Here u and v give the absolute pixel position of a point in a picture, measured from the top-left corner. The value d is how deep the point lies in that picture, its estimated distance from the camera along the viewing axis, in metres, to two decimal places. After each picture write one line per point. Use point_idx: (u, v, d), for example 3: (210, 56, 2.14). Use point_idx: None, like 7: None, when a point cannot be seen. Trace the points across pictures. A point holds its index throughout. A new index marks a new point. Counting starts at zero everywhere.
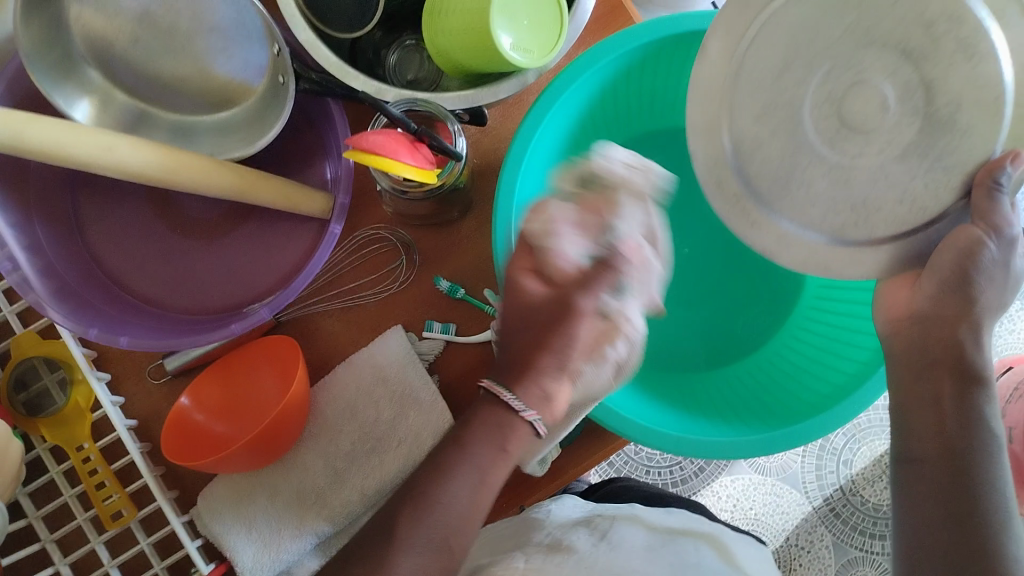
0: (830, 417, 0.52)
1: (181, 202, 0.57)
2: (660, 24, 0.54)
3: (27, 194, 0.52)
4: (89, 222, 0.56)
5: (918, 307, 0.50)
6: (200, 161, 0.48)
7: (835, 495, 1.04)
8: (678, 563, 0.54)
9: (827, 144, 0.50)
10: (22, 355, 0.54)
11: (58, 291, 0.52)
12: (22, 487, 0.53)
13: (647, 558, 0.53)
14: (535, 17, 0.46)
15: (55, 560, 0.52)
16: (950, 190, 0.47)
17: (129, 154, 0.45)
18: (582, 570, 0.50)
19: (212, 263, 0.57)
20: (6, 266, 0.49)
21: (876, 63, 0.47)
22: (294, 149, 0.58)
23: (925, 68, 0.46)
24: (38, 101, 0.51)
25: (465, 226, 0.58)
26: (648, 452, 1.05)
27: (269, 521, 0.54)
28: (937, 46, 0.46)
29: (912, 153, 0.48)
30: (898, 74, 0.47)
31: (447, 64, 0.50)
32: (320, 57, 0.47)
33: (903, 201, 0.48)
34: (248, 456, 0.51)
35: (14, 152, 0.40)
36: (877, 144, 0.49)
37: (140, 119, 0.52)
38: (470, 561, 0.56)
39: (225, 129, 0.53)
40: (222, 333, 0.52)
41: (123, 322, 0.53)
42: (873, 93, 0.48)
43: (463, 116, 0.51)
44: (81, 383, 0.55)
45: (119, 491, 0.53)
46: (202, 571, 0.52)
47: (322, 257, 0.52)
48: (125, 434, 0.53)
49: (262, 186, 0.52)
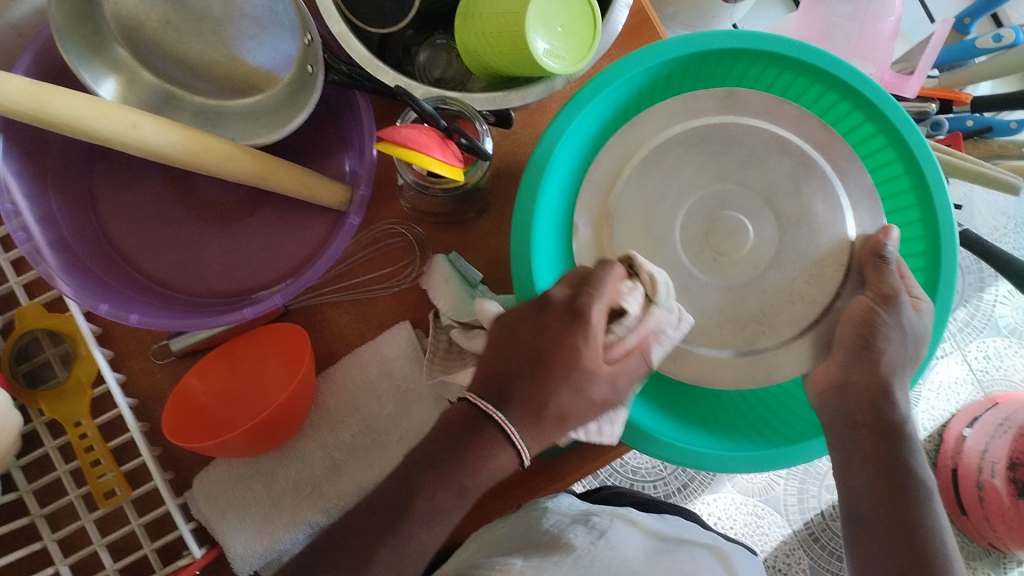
0: (797, 456, 0.53)
1: (198, 185, 0.57)
2: (688, 41, 0.54)
3: (45, 166, 0.52)
4: (103, 199, 0.56)
5: (832, 375, 0.53)
6: (222, 145, 0.48)
7: (814, 520, 1.05)
8: (671, 569, 0.54)
9: (700, 270, 0.57)
10: (26, 327, 0.53)
11: (70, 265, 0.51)
12: (15, 459, 0.52)
13: (642, 561, 0.53)
14: (568, 25, 0.46)
15: (43, 535, 0.51)
16: (829, 282, 0.55)
17: (151, 133, 0.45)
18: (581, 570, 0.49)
19: (225, 247, 0.57)
20: (20, 236, 0.48)
21: (782, 188, 0.57)
22: (315, 142, 0.58)
23: (790, 186, 0.57)
24: (60, 72, 0.51)
25: (478, 227, 0.58)
26: (634, 465, 1.05)
27: (264, 508, 0.54)
28: (809, 176, 0.57)
29: (783, 254, 0.56)
30: (766, 192, 0.57)
31: (476, 65, 0.50)
32: (351, 49, 0.47)
33: (790, 302, 0.56)
34: (250, 443, 0.51)
35: (39, 124, 0.40)
36: (748, 266, 0.57)
37: (166, 100, 0.52)
38: (462, 559, 0.53)
39: (253, 116, 0.53)
40: (234, 317, 0.52)
41: (136, 300, 0.52)
42: (732, 224, 0.57)
43: (490, 117, 0.52)
44: (84, 359, 0.54)
45: (114, 470, 0.52)
46: (194, 555, 0.52)
47: (340, 248, 0.52)
48: (126, 411, 0.52)
49: (284, 174, 0.52)
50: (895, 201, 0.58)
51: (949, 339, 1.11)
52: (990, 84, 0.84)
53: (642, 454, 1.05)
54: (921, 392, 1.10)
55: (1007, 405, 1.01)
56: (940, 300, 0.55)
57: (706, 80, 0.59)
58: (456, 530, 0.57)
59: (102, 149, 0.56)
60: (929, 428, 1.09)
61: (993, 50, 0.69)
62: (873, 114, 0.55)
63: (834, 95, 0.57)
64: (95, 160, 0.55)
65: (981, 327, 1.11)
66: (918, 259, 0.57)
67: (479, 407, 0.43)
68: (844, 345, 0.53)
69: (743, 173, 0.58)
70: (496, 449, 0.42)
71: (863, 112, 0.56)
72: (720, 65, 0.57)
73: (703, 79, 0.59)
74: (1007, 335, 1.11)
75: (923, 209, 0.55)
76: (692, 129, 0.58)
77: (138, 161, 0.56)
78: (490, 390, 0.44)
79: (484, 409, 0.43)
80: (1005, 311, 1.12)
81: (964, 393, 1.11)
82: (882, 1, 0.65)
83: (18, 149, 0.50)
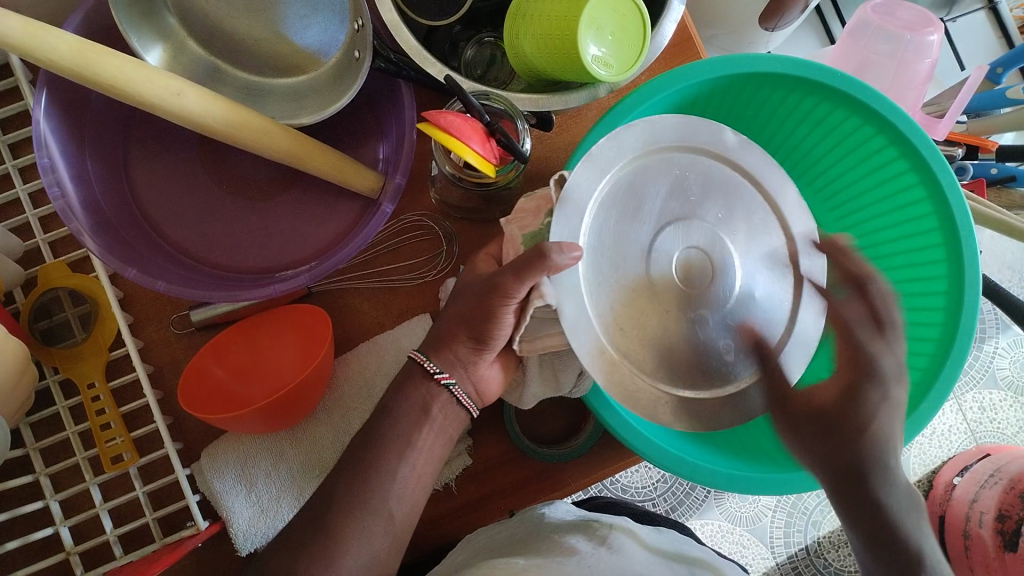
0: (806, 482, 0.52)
1: (232, 159, 0.57)
2: (732, 62, 0.54)
3: (83, 124, 0.52)
4: (135, 164, 0.56)
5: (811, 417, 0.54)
6: (263, 122, 0.49)
7: (799, 554, 1.06)
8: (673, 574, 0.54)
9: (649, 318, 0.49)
10: (49, 285, 0.54)
11: (99, 225, 0.51)
12: (26, 416, 0.52)
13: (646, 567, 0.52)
14: (619, 34, 0.47)
15: (46, 495, 0.51)
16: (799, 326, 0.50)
17: (194, 103, 0.45)
18: (586, 570, 0.48)
19: (253, 224, 0.58)
20: (55, 192, 0.48)
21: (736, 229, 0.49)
22: (352, 128, 0.58)
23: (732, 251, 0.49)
24: (108, 34, 0.51)
25: (505, 226, 0.58)
26: (625, 483, 1.05)
27: (271, 485, 0.53)
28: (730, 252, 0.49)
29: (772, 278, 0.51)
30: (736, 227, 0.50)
31: (523, 67, 0.51)
32: (401, 37, 0.48)
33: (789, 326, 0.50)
34: (263, 420, 0.51)
35: (90, 83, 0.41)
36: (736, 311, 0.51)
37: (211, 73, 0.53)
38: (456, 560, 0.53)
39: (295, 97, 0.54)
40: (259, 292, 0.52)
41: (159, 266, 0.53)
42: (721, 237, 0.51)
43: (531, 118, 0.52)
44: (104, 322, 0.54)
45: (123, 435, 0.52)
46: (198, 526, 0.51)
47: (371, 232, 0.52)
48: (143, 376, 0.53)
49: (320, 156, 0.52)
50: (919, 241, 0.59)
51: None
52: (1013, 136, 0.85)
53: (634, 472, 1.05)
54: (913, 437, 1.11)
55: (1000, 457, 1.01)
56: (958, 342, 0.55)
57: (744, 103, 0.60)
58: (457, 528, 0.57)
59: (140, 115, 0.56)
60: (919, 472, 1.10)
61: (1021, 101, 0.70)
62: (906, 151, 0.56)
63: (870, 129, 0.57)
64: (132, 126, 0.56)
65: (979, 377, 1.12)
66: (937, 299, 0.57)
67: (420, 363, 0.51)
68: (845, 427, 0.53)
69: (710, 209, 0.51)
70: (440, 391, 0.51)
71: (897, 149, 0.57)
72: (760, 88, 0.58)
73: (741, 102, 0.60)
74: (1003, 388, 1.12)
75: (947, 249, 0.56)
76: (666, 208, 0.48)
77: (176, 131, 0.57)
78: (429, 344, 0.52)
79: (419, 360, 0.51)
80: (1004, 363, 1.12)
81: (956, 441, 1.11)
82: (921, 44, 0.65)
83: (59, 107, 0.50)
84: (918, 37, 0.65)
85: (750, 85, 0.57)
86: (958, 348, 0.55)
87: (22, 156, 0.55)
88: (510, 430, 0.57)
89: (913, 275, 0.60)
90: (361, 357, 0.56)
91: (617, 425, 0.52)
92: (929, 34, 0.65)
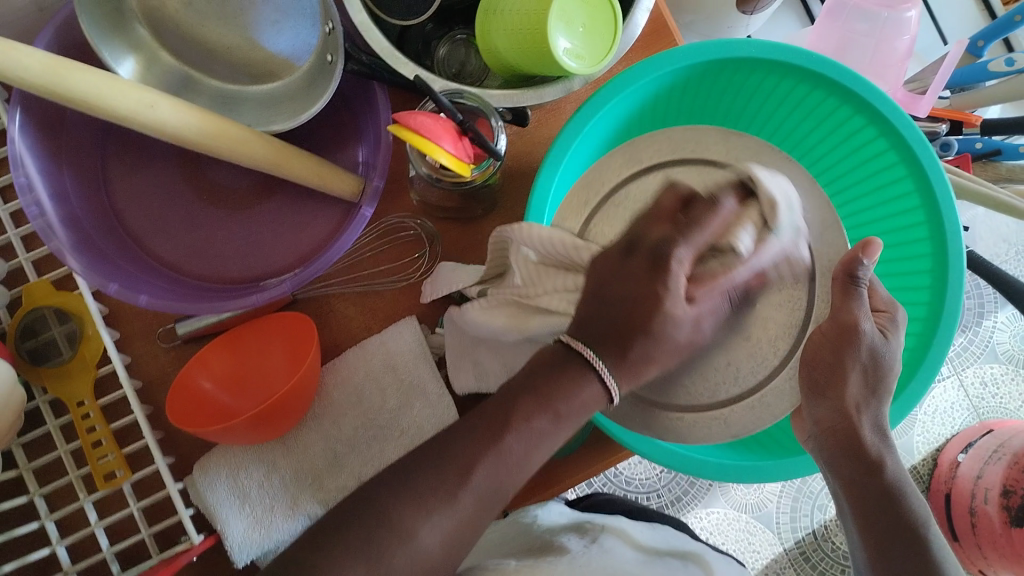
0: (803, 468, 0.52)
1: (211, 170, 0.57)
2: (707, 48, 0.54)
3: (60, 141, 0.52)
4: (115, 179, 0.56)
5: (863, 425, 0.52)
6: (238, 130, 0.48)
7: (806, 539, 1.05)
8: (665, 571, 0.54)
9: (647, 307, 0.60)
10: (33, 304, 0.53)
11: (80, 242, 0.51)
12: (16, 437, 0.52)
13: (636, 564, 0.52)
14: (589, 25, 0.47)
15: (40, 515, 0.51)
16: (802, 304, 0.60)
17: (169, 114, 0.45)
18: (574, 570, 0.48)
19: (235, 234, 0.57)
20: (32, 211, 0.48)
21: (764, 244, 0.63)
22: (331, 132, 0.58)
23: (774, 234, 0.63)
24: (80, 49, 0.51)
25: (487, 225, 0.58)
26: (628, 475, 1.05)
27: (263, 496, 0.53)
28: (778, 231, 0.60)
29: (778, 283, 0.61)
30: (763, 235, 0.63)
31: (495, 62, 0.51)
32: (373, 40, 0.47)
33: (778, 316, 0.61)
34: (252, 430, 0.51)
35: (60, 100, 0.41)
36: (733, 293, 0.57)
37: (185, 83, 0.53)
38: None
39: (270, 104, 0.53)
40: (242, 302, 0.51)
41: (143, 281, 0.52)
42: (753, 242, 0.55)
43: (507, 114, 0.52)
44: (91, 339, 0.53)
45: (115, 451, 0.52)
46: (192, 540, 0.51)
47: (352, 237, 0.52)
48: (131, 393, 0.52)
49: (297, 162, 0.52)
50: (905, 221, 0.58)
51: (947, 363, 1.11)
52: (999, 108, 0.85)
53: (636, 464, 1.05)
54: (914, 416, 1.10)
55: (1003, 431, 1.01)
56: (944, 327, 0.55)
57: (723, 88, 0.60)
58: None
59: (118, 129, 0.56)
60: (923, 451, 1.09)
61: (1005, 74, 0.70)
62: (886, 130, 0.56)
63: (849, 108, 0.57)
64: (108, 141, 0.55)
65: (978, 353, 1.11)
66: (924, 278, 0.57)
67: (575, 349, 0.44)
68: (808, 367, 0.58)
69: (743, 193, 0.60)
70: (585, 380, 0.43)
71: (877, 128, 0.56)
72: (738, 73, 0.57)
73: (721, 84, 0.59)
74: (1004, 362, 1.11)
75: (932, 230, 0.56)
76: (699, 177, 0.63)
77: (155, 142, 0.56)
78: (581, 329, 0.45)
79: (576, 349, 0.44)
80: (1004, 337, 1.12)
81: (959, 418, 1.11)
82: (899, 21, 0.64)
83: (34, 125, 0.50)
84: (895, 15, 0.64)
85: (726, 70, 0.57)
86: (945, 326, 0.55)
87: (0, 176, 0.55)
88: None
89: (902, 254, 0.59)
90: (350, 362, 0.56)
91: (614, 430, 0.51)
92: (907, 10, 0.64)
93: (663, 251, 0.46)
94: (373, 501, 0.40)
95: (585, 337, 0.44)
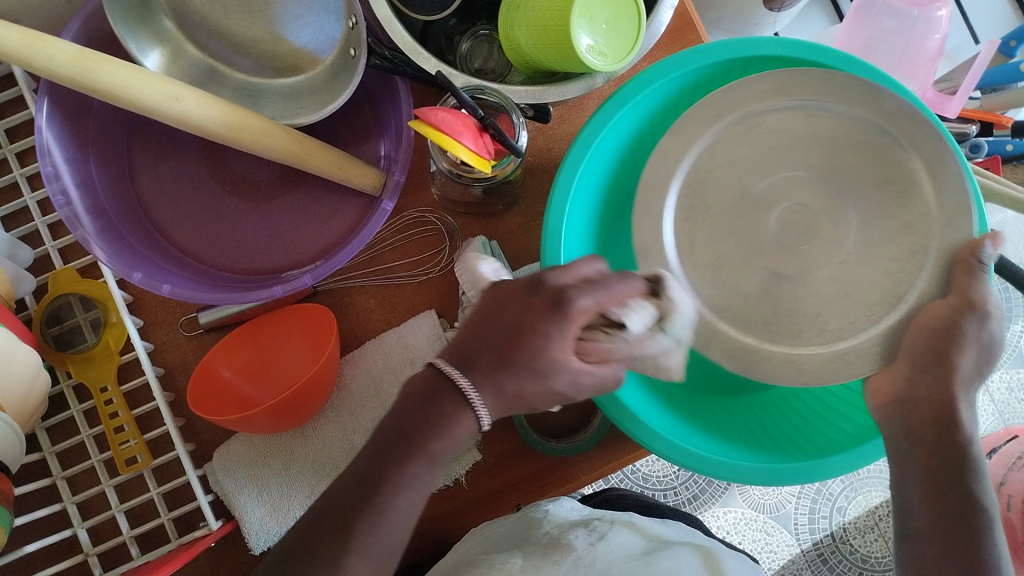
0: (833, 468, 0.51)
1: (235, 162, 0.58)
2: (731, 47, 0.53)
3: (86, 131, 0.53)
4: (141, 169, 0.57)
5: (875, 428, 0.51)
6: (261, 122, 0.49)
7: (824, 541, 1.04)
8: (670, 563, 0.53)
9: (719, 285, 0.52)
10: (58, 290, 0.54)
11: (104, 231, 0.52)
12: (41, 421, 0.53)
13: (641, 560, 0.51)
14: (612, 22, 0.46)
15: (63, 498, 0.52)
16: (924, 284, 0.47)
17: (194, 106, 0.45)
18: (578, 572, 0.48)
19: (258, 225, 0.58)
20: (59, 200, 0.49)
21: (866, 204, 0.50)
22: (353, 126, 0.58)
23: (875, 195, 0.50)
24: (108, 41, 0.52)
25: (507, 220, 0.58)
26: (645, 473, 1.05)
27: (281, 487, 0.54)
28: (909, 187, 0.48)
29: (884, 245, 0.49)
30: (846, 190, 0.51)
31: (517, 58, 0.51)
32: (394, 34, 0.48)
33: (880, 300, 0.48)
34: (270, 420, 0.51)
35: (87, 91, 0.41)
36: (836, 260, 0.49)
37: (210, 75, 0.53)
38: (462, 554, 0.53)
39: (293, 96, 0.54)
40: (262, 294, 0.52)
41: (166, 270, 0.53)
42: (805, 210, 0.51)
43: (527, 111, 0.52)
44: (115, 326, 0.54)
45: (136, 437, 0.53)
46: (210, 527, 0.52)
47: (372, 230, 0.52)
48: (154, 380, 0.53)
49: (318, 155, 0.52)
50: None
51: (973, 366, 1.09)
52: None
53: (654, 462, 1.05)
54: None
55: None
56: None
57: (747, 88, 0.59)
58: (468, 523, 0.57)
59: (144, 121, 0.57)
60: None
61: None
62: None
63: None
64: (135, 131, 0.56)
65: (1006, 357, 1.09)
66: None
67: (446, 375, 0.42)
68: (911, 351, 0.47)
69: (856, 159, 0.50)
70: (457, 414, 0.41)
71: None
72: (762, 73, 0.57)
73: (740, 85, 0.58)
74: None
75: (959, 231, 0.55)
76: (794, 122, 0.51)
77: (181, 133, 0.57)
78: (458, 356, 0.42)
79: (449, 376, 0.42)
80: None
81: (984, 422, 1.09)
82: (929, 20, 0.64)
83: (61, 115, 0.51)
84: (926, 14, 0.64)
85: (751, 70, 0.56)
86: None
87: (29, 165, 0.56)
88: (517, 422, 0.57)
89: None
90: (368, 355, 0.56)
91: (629, 422, 0.51)
92: (937, 9, 0.64)
93: (566, 294, 0.41)
94: (353, 519, 0.40)
95: (460, 359, 0.42)
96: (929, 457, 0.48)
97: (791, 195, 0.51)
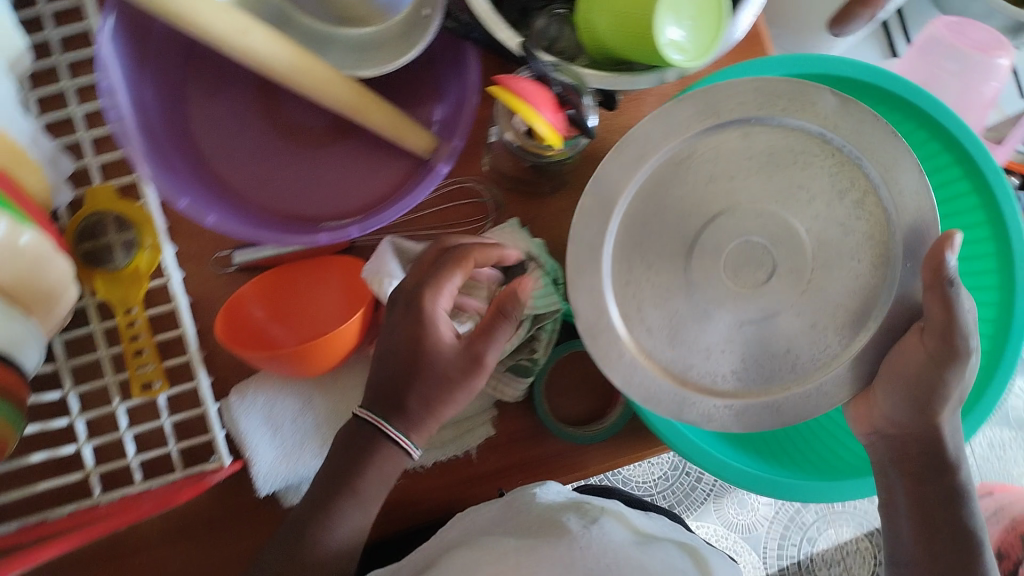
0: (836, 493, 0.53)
1: (288, 103, 0.57)
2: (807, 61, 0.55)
3: (145, 50, 0.53)
4: (193, 97, 0.56)
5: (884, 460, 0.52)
6: (325, 70, 0.49)
7: (790, 568, 1.05)
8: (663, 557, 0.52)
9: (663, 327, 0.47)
10: (95, 206, 0.53)
11: (154, 153, 0.51)
12: (60, 332, 0.52)
13: (634, 549, 0.50)
14: (693, 21, 0.47)
15: (72, 412, 0.51)
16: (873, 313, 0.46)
17: (260, 43, 0.45)
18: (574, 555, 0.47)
19: (299, 172, 0.57)
20: (115, 115, 0.49)
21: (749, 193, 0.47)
22: (413, 86, 0.58)
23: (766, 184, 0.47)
24: None
25: (551, 203, 0.58)
26: (626, 476, 1.06)
27: (296, 431, 0.54)
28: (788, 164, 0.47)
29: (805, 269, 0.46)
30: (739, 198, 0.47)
31: (590, 41, 0.51)
32: (476, 2, 0.48)
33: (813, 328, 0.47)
34: (297, 365, 0.51)
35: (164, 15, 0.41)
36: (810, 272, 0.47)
37: (280, 18, 0.53)
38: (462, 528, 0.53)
39: (357, 49, 0.53)
40: (306, 239, 0.52)
41: (209, 201, 0.53)
42: (746, 254, 0.47)
43: (596, 96, 0.52)
44: (147, 251, 0.53)
45: (156, 363, 0.52)
46: (222, 462, 0.52)
47: (422, 193, 0.52)
48: (183, 311, 0.53)
49: (376, 111, 0.52)
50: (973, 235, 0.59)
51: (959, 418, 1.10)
52: None
53: (636, 467, 1.05)
54: None
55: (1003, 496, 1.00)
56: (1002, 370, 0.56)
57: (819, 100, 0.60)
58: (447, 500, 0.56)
59: (202, 49, 0.56)
60: None
61: None
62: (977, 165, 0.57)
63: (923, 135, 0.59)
64: (188, 59, 0.56)
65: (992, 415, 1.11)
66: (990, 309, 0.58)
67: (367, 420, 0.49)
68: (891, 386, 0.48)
69: (789, 193, 0.47)
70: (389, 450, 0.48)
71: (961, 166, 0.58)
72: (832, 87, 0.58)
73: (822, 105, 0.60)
74: (1016, 427, 1.11)
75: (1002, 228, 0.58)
76: (728, 143, 0.47)
77: (233, 67, 0.56)
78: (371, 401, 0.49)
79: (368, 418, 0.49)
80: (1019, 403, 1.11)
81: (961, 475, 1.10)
82: (989, 67, 0.65)
83: (125, 31, 0.50)
84: (986, 60, 0.64)
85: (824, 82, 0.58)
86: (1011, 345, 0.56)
87: (81, 76, 0.55)
88: (537, 406, 0.57)
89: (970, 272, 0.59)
90: None
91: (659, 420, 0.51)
92: (999, 57, 0.64)
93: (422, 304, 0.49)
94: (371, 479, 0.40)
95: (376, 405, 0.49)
96: (904, 476, 0.50)
97: (749, 229, 0.47)
